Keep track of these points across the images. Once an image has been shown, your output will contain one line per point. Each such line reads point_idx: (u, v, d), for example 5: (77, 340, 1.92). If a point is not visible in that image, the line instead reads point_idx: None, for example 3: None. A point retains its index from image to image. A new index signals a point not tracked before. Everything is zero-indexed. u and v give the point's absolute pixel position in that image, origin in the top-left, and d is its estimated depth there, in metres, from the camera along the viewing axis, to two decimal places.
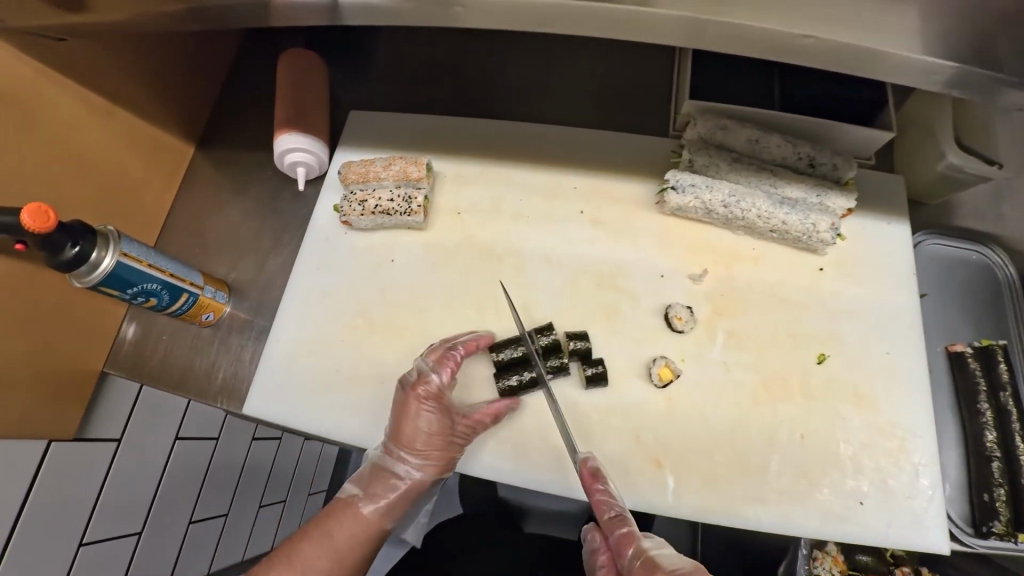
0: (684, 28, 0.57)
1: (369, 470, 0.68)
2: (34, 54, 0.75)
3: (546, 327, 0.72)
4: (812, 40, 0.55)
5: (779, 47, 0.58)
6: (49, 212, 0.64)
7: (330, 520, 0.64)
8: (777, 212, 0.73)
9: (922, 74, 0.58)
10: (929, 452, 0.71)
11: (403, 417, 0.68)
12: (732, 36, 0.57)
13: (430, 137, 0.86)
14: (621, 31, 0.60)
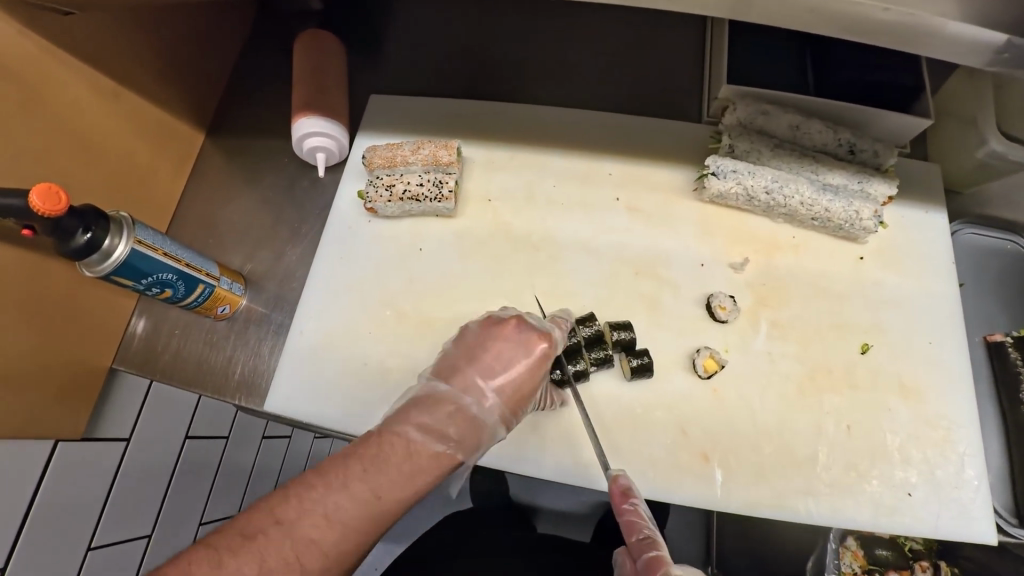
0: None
1: (427, 397, 0.59)
2: (37, 30, 0.71)
3: (587, 317, 0.70)
4: (867, 15, 0.54)
5: (830, 21, 0.56)
6: (60, 193, 0.60)
7: (384, 446, 0.54)
8: (821, 199, 0.71)
9: (973, 50, 0.56)
10: (975, 443, 0.69)
11: (486, 352, 0.62)
12: (777, 7, 0.55)
13: (458, 122, 0.84)
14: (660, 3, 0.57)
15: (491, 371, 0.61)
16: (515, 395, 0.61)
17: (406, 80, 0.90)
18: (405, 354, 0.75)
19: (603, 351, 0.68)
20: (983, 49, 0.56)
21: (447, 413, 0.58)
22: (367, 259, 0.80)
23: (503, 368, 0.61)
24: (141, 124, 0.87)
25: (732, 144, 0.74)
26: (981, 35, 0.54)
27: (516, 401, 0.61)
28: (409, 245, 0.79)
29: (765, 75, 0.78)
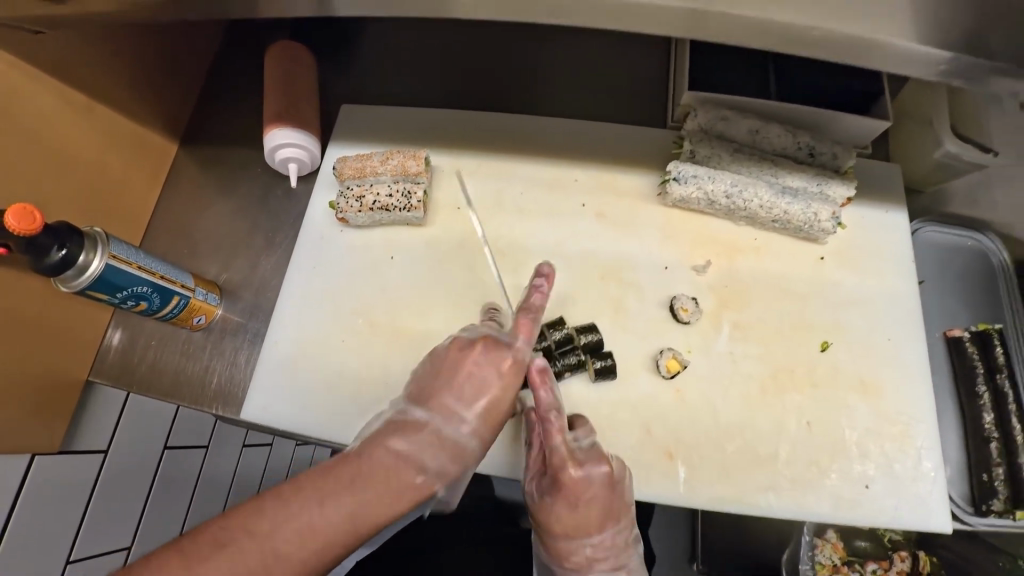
0: (683, 19, 0.57)
1: (399, 424, 0.59)
2: (9, 48, 0.71)
3: (557, 321, 0.71)
4: (819, 31, 0.56)
5: (783, 41, 0.58)
6: (35, 212, 0.61)
7: (363, 462, 0.54)
8: (779, 202, 0.73)
9: (925, 65, 0.58)
10: (933, 436, 0.72)
11: (460, 373, 0.62)
12: (734, 25, 0.57)
13: (427, 131, 0.85)
14: (618, 23, 0.60)
15: (467, 390, 0.61)
16: (493, 412, 0.61)
17: (377, 89, 0.91)
18: (378, 361, 0.76)
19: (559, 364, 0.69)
20: (934, 66, 0.58)
21: (420, 437, 0.58)
22: (339, 268, 0.80)
23: (478, 387, 0.61)
24: (113, 137, 0.87)
25: (693, 150, 0.76)
26: (929, 52, 0.57)
27: (493, 419, 0.61)
28: (381, 254, 0.80)
29: (726, 81, 0.80)
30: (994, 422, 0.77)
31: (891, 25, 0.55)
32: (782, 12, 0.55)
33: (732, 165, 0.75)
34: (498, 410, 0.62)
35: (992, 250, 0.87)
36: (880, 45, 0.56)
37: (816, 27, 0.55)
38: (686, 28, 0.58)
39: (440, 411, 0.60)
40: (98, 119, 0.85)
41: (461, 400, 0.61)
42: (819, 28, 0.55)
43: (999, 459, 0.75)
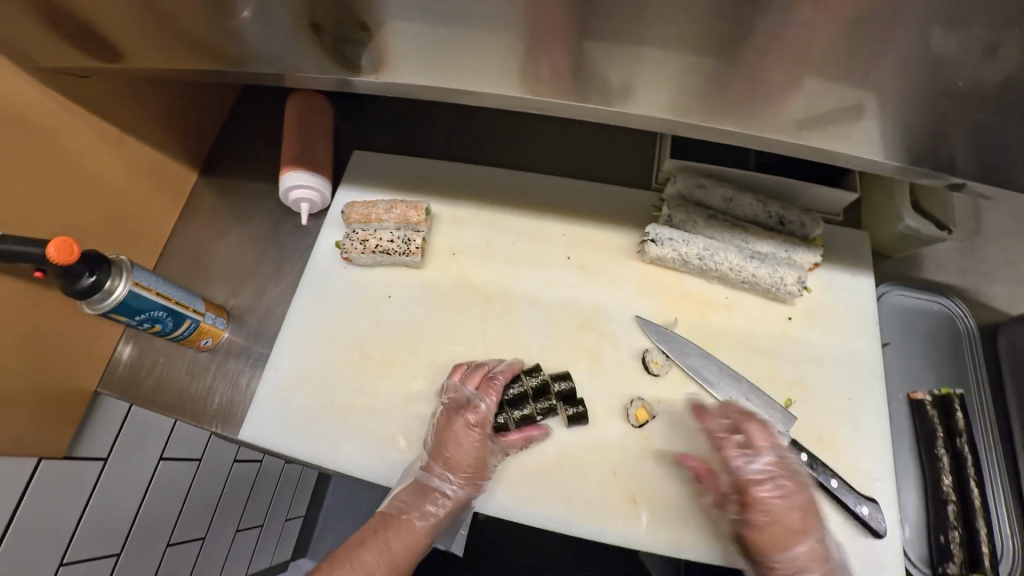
0: (661, 121, 0.71)
1: (416, 488, 0.73)
2: (55, 88, 0.79)
3: (534, 368, 0.78)
4: (769, 131, 0.68)
5: (740, 135, 0.71)
6: (73, 246, 0.68)
7: (387, 533, 0.69)
8: (748, 265, 0.80)
9: (856, 156, 0.71)
10: (888, 494, 0.76)
11: (450, 442, 0.73)
12: (702, 127, 0.70)
13: (430, 181, 0.92)
14: (608, 117, 0.72)
15: (455, 457, 0.72)
16: (476, 465, 0.73)
17: (386, 138, 1.00)
18: (369, 392, 0.81)
19: (525, 410, 0.76)
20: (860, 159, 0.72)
21: (432, 500, 0.72)
22: (339, 303, 0.87)
23: (462, 452, 0.72)
24: (140, 168, 0.95)
25: (671, 215, 0.83)
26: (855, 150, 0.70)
27: (478, 471, 0.73)
28: (380, 292, 0.86)
29: (706, 151, 0.87)
30: (952, 484, 0.80)
31: (837, 120, 0.65)
32: (741, 112, 0.66)
33: (707, 229, 0.82)
34: (483, 463, 0.73)
35: (958, 315, 0.92)
36: (815, 145, 0.70)
37: (766, 128, 0.68)
38: (662, 121, 0.70)
39: (439, 473, 0.73)
40: (141, 153, 0.95)
41: (453, 464, 0.72)
42: (768, 129, 0.68)
43: (955, 521, 0.78)
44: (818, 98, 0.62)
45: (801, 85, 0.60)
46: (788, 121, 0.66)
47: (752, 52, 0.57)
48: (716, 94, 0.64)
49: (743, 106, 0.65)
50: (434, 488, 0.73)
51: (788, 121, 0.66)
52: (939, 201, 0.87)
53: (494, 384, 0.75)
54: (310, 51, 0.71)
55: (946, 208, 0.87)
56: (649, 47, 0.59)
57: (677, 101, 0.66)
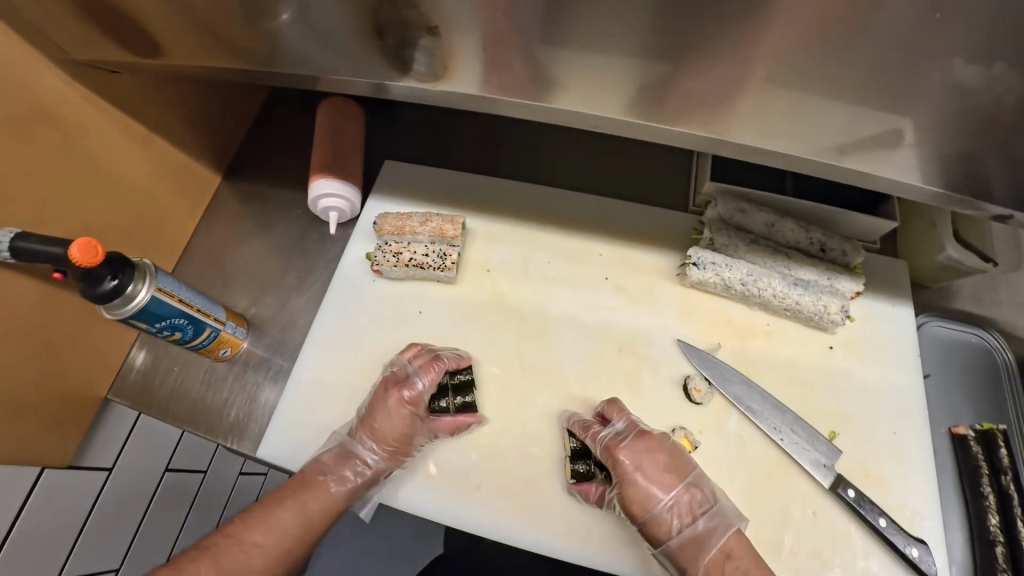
0: (701, 141, 0.69)
1: (338, 452, 0.72)
2: (84, 84, 0.77)
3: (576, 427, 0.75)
4: (815, 156, 0.67)
5: (781, 157, 0.69)
6: (97, 246, 0.65)
7: (307, 492, 0.67)
8: (791, 292, 0.77)
9: (900, 185, 0.70)
10: (937, 536, 0.73)
11: (380, 414, 0.72)
12: (742, 148, 0.69)
13: (464, 194, 0.90)
14: (645, 136, 0.71)
15: (385, 430, 0.71)
16: (399, 442, 0.72)
17: (418, 149, 0.98)
18: None
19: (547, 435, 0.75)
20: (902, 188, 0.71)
21: (350, 466, 0.71)
22: (367, 317, 0.84)
23: (379, 427, 0.71)
24: (163, 169, 0.93)
25: (710, 238, 0.81)
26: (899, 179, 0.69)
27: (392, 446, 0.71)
28: (410, 306, 0.84)
29: (748, 175, 0.85)
30: (999, 525, 0.77)
31: (895, 148, 0.63)
32: (796, 135, 0.64)
33: (747, 254, 0.80)
34: (410, 440, 0.73)
35: (996, 348, 0.89)
36: (861, 172, 0.69)
37: (813, 152, 0.67)
38: (710, 143, 0.69)
39: (363, 442, 0.72)
40: (165, 155, 0.92)
41: (382, 437, 0.71)
42: (816, 154, 0.67)
43: (1005, 564, 0.74)
44: (878, 123, 0.60)
45: (861, 109, 0.58)
46: (841, 146, 0.65)
47: (820, 77, 0.55)
48: (770, 116, 0.62)
49: (794, 125, 0.63)
50: (357, 458, 0.71)
51: (838, 147, 0.65)
52: (980, 232, 0.85)
53: (438, 365, 0.74)
54: (353, 57, 0.69)
55: (984, 239, 0.84)
56: (714, 70, 0.57)
57: (732, 124, 0.64)
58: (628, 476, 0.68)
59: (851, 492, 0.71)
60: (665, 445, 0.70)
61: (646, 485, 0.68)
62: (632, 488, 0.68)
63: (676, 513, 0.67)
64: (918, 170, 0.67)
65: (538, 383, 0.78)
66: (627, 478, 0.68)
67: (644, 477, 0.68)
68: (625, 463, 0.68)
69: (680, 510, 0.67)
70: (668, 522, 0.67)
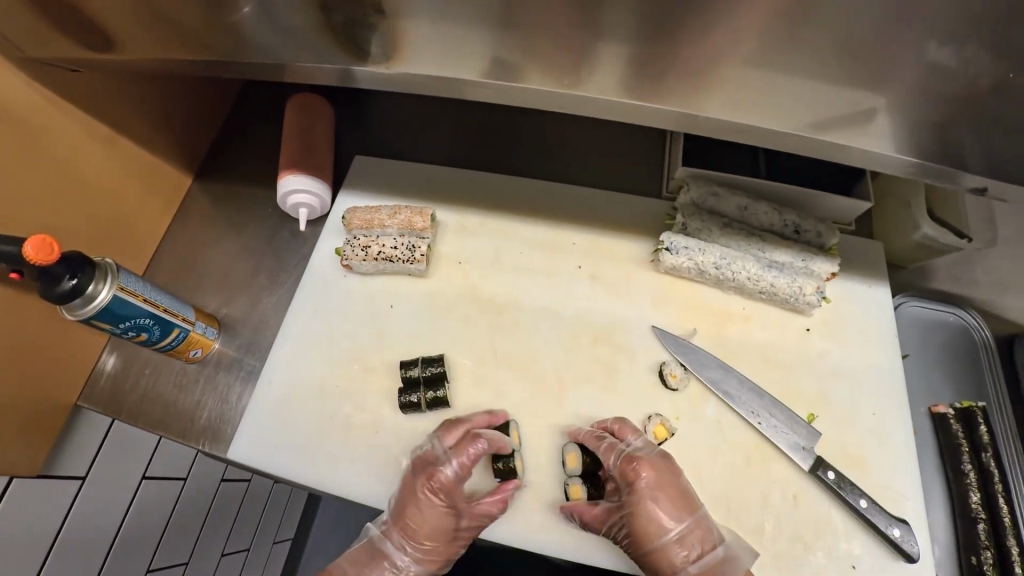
0: (675, 119, 0.67)
1: (369, 552, 0.69)
2: (44, 83, 0.75)
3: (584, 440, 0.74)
4: (788, 133, 0.66)
5: (756, 134, 0.67)
6: (53, 244, 0.64)
7: None
8: (766, 275, 0.77)
9: (876, 161, 0.68)
10: (919, 515, 0.72)
11: (412, 508, 0.68)
12: (716, 126, 0.67)
13: (434, 187, 0.89)
14: (619, 115, 0.69)
15: (417, 528, 0.68)
16: (440, 538, 0.69)
17: (389, 144, 0.97)
18: (369, 408, 0.77)
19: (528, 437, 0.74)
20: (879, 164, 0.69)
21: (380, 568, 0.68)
22: (338, 313, 0.82)
23: (422, 524, 0.68)
24: (131, 169, 0.91)
25: (684, 223, 0.80)
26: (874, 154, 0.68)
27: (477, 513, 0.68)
28: (382, 302, 0.82)
29: (718, 159, 0.85)
30: (980, 502, 0.76)
31: (862, 122, 0.63)
32: (765, 112, 0.63)
33: (721, 237, 0.79)
34: (448, 537, 0.69)
35: (973, 326, 0.89)
36: (835, 147, 0.67)
37: (785, 128, 0.65)
38: (680, 123, 0.68)
39: (394, 542, 0.69)
40: (133, 155, 0.91)
41: (414, 535, 0.68)
42: (789, 129, 0.65)
43: (987, 541, 0.73)
44: (844, 94, 0.60)
45: (827, 78, 0.58)
46: (812, 119, 0.64)
47: (779, 49, 0.55)
48: (736, 92, 0.61)
49: (763, 102, 0.62)
50: (390, 561, 0.69)
51: (809, 120, 0.64)
52: (953, 209, 0.85)
53: (472, 447, 0.68)
54: (314, 43, 0.68)
55: (959, 216, 0.85)
56: (674, 40, 0.57)
57: (698, 102, 0.64)
58: (639, 496, 0.67)
59: (829, 475, 0.71)
60: (678, 478, 0.68)
61: (656, 509, 0.66)
62: (641, 511, 0.66)
63: (682, 540, 0.65)
64: (892, 142, 0.65)
65: (512, 374, 0.77)
66: (640, 500, 0.67)
67: (655, 500, 0.66)
68: (638, 480, 0.67)
69: (685, 536, 0.66)
70: (676, 552, 0.65)
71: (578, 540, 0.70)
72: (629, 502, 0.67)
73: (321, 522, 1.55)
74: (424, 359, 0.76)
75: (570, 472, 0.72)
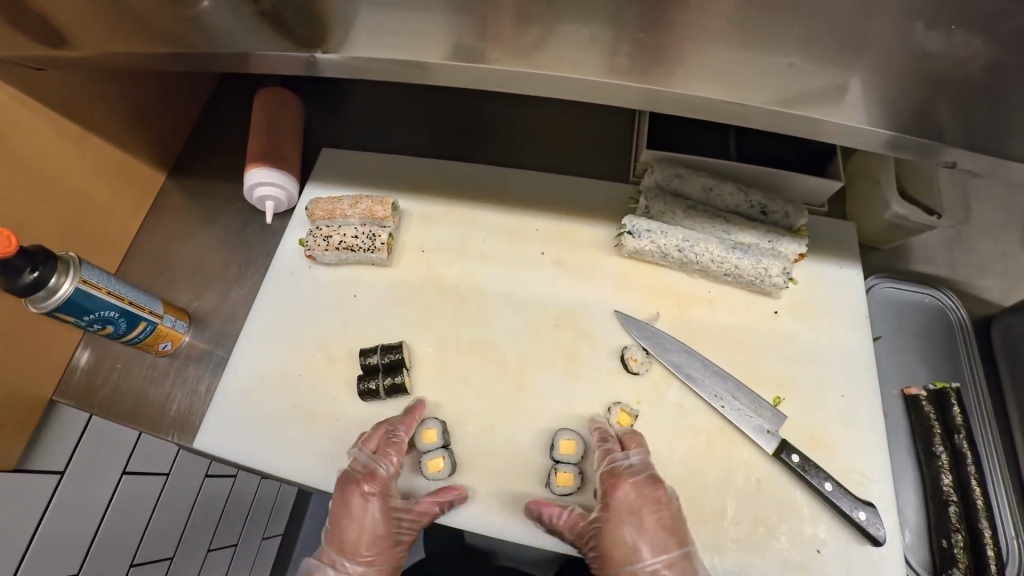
0: (639, 96, 0.66)
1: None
2: (12, 82, 0.76)
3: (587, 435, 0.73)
4: (754, 109, 0.65)
5: (723, 111, 0.66)
6: (10, 237, 0.65)
7: None
8: (730, 256, 0.76)
9: (841, 135, 0.66)
10: (887, 498, 0.71)
11: (348, 521, 0.68)
12: (680, 102, 0.66)
13: (399, 176, 0.89)
14: (584, 94, 0.68)
15: (354, 541, 0.68)
16: (381, 547, 0.69)
17: (356, 136, 0.97)
18: (331, 396, 0.77)
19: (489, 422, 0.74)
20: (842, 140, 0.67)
21: None
22: (302, 304, 0.83)
23: (361, 537, 0.68)
24: (103, 165, 0.92)
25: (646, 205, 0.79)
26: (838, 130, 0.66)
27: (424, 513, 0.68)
28: (345, 291, 0.82)
29: (682, 141, 0.84)
30: (952, 484, 0.75)
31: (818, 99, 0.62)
32: (719, 91, 0.63)
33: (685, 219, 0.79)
34: (387, 543, 0.68)
35: (950, 306, 0.87)
36: (796, 124, 0.66)
37: (743, 104, 0.64)
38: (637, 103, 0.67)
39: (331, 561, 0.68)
40: (106, 151, 0.92)
41: (351, 549, 0.68)
42: (747, 105, 0.64)
43: (958, 523, 0.72)
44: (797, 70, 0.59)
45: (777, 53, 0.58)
46: (768, 94, 0.62)
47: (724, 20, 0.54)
48: (687, 72, 0.61)
49: (724, 77, 0.62)
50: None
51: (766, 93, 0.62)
52: (925, 187, 0.83)
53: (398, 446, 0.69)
54: (267, 33, 0.69)
55: (931, 194, 0.83)
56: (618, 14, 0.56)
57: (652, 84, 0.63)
58: (618, 513, 0.66)
59: (794, 457, 0.69)
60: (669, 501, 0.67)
61: (633, 527, 0.65)
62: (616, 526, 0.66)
63: (646, 562, 0.65)
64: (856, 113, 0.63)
65: (474, 361, 0.77)
66: (620, 518, 0.66)
67: (634, 518, 0.66)
68: (624, 497, 0.66)
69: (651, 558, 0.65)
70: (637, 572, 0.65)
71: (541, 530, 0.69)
72: (607, 515, 0.66)
73: (310, 518, 1.56)
74: (384, 346, 0.76)
75: (562, 459, 0.71)
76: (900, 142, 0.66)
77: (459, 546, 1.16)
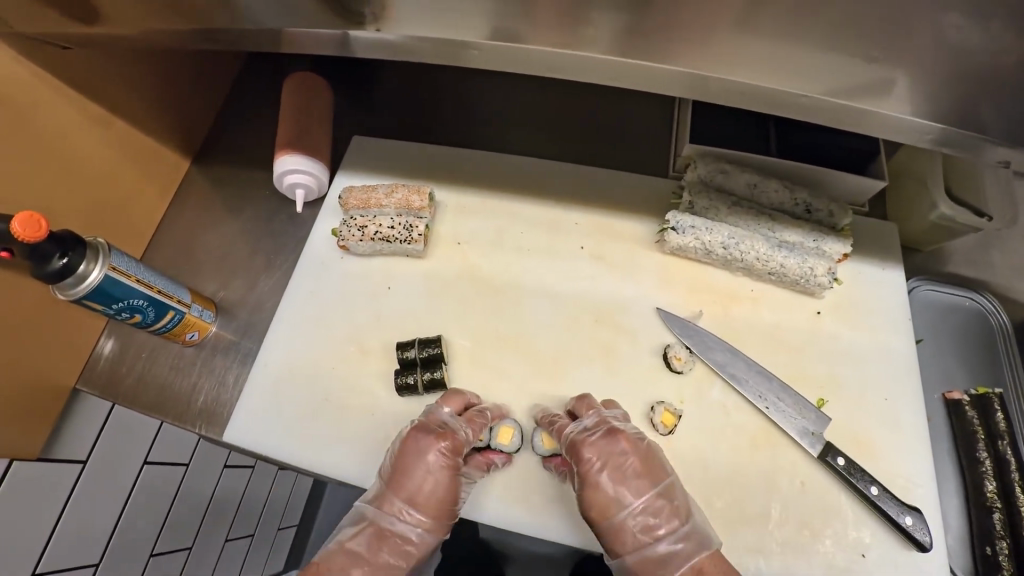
0: (685, 83, 0.60)
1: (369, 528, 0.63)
2: (34, 59, 0.73)
3: None
4: (810, 102, 0.59)
5: (776, 101, 0.60)
6: (41, 221, 0.63)
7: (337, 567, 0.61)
8: (776, 255, 0.74)
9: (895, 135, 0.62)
10: (933, 503, 0.70)
11: (418, 470, 0.65)
12: (732, 91, 0.60)
13: (433, 167, 0.87)
14: (623, 80, 0.63)
15: (419, 490, 0.64)
16: (443, 506, 0.65)
17: (387, 124, 0.94)
18: (365, 390, 0.75)
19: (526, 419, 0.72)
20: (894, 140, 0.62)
21: (388, 542, 0.63)
22: (335, 295, 0.81)
23: (429, 487, 0.65)
24: (127, 149, 0.89)
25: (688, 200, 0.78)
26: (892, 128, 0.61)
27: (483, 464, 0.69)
28: (379, 283, 0.81)
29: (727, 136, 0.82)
30: (996, 491, 0.74)
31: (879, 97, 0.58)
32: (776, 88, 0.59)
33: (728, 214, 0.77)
34: (452, 500, 0.66)
35: (991, 310, 0.86)
36: (849, 122, 0.61)
37: (796, 100, 0.60)
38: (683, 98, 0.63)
39: (395, 509, 0.64)
40: (127, 136, 0.89)
41: (417, 502, 0.64)
42: (799, 102, 0.60)
43: (1002, 530, 0.72)
44: (862, 67, 0.57)
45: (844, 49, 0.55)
46: (824, 90, 0.58)
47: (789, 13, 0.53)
48: (747, 69, 0.58)
49: (779, 66, 0.57)
50: (391, 531, 0.64)
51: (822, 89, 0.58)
52: (974, 187, 0.82)
53: (478, 416, 0.69)
54: (309, 15, 0.66)
55: (980, 195, 0.82)
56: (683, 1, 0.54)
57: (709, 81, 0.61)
58: (590, 475, 0.63)
59: (839, 459, 0.68)
60: (639, 446, 0.65)
61: (610, 488, 0.63)
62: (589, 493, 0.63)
63: (638, 524, 0.62)
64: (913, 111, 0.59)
65: (511, 356, 0.75)
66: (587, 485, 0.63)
67: (608, 478, 0.63)
68: (590, 461, 0.63)
69: (642, 521, 0.62)
70: (632, 531, 0.62)
71: (554, 526, 0.68)
72: (582, 481, 0.64)
73: (324, 510, 1.55)
74: (421, 340, 0.74)
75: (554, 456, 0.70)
76: (955, 147, 0.62)
77: (479, 542, 1.15)
